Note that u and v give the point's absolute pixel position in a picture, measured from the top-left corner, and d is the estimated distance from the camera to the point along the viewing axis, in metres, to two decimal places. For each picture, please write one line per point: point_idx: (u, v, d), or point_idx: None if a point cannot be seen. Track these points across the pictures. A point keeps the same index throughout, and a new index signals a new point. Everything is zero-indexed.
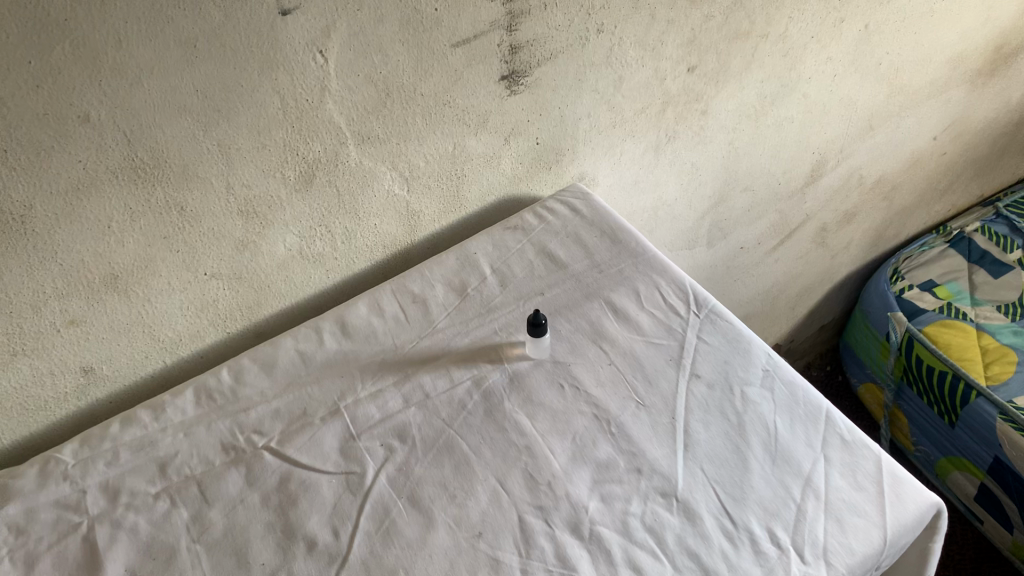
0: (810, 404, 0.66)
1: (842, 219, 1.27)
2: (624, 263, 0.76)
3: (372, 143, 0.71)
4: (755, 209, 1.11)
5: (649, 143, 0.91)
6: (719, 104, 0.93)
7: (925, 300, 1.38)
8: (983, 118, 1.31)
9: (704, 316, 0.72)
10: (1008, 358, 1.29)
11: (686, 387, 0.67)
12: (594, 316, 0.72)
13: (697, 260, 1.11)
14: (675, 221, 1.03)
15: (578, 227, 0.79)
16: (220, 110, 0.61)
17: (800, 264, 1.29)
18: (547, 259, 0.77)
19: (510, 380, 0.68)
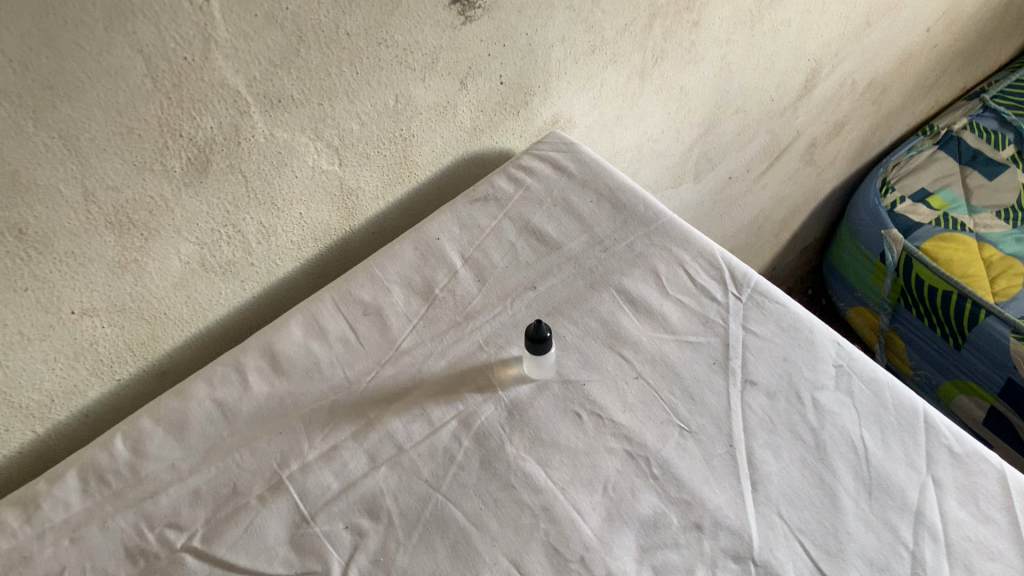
0: (902, 409, 0.51)
1: (831, 131, 1.12)
2: (633, 237, 0.59)
3: (284, 108, 0.51)
4: (745, 132, 0.94)
5: (634, 68, 0.73)
6: (712, 12, 0.75)
7: (919, 212, 1.25)
8: (976, 2, 1.16)
9: (747, 299, 0.55)
10: (1015, 270, 1.17)
11: (741, 400, 0.51)
12: (606, 311, 0.55)
13: (683, 198, 0.95)
14: (661, 157, 0.86)
15: (567, 190, 0.63)
16: (55, 86, 0.41)
17: (787, 187, 1.14)
18: (532, 238, 0.60)
19: (509, 414, 0.51)
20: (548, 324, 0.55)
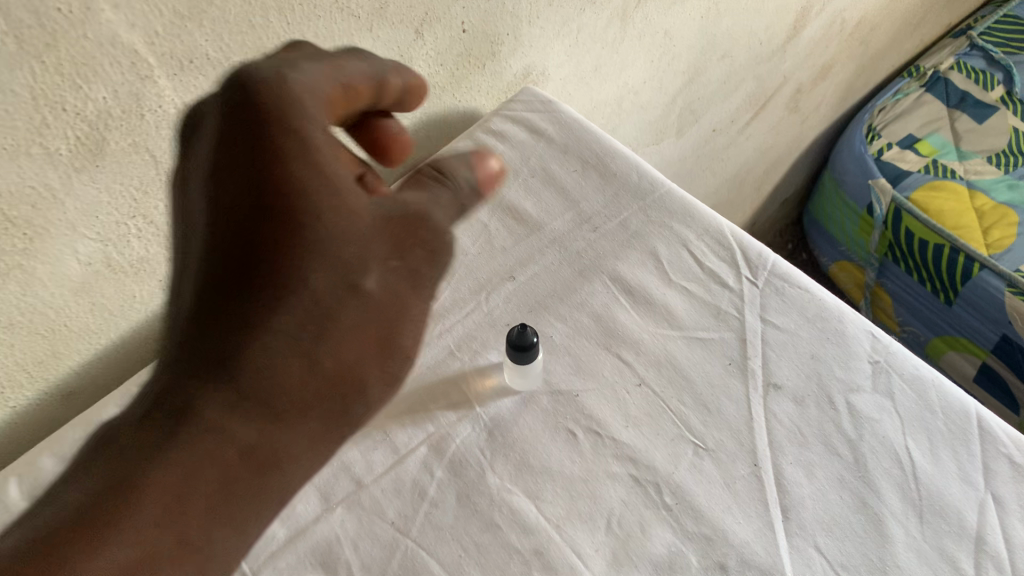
0: (950, 411, 0.43)
1: (818, 75, 1.03)
2: (627, 213, 0.51)
3: (197, 70, 0.41)
4: (731, 80, 0.86)
5: (616, 10, 0.63)
6: None
7: (908, 160, 1.18)
8: None
9: (763, 285, 0.47)
10: (1009, 219, 1.10)
11: (764, 408, 0.43)
12: (599, 304, 0.47)
13: (665, 155, 0.86)
14: (643, 111, 0.77)
15: (546, 158, 0.54)
16: None
17: (770, 137, 1.06)
18: (508, 217, 0.52)
19: (489, 435, 0.43)
20: (531, 323, 0.47)
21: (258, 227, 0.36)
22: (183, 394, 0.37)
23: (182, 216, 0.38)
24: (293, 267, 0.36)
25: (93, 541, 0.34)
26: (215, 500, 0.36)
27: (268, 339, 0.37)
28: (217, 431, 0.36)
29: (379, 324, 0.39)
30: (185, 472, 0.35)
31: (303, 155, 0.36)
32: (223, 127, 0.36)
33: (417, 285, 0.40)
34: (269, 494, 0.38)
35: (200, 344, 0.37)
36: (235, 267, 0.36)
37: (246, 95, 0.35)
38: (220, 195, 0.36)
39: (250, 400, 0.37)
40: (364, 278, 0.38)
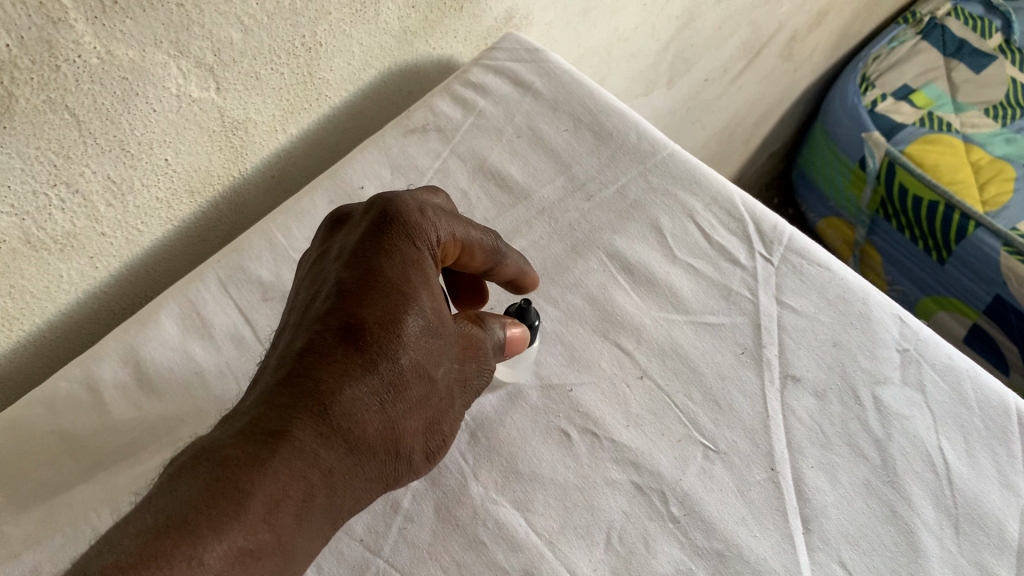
0: (988, 406, 0.38)
1: (814, 20, 0.97)
2: (624, 179, 0.45)
3: (122, 12, 0.34)
4: (728, 26, 0.79)
5: None
6: None
7: (903, 112, 1.13)
8: None
9: (779, 262, 0.42)
10: (1006, 174, 1.05)
11: (781, 403, 0.38)
12: (594, 285, 0.42)
13: (654, 107, 0.81)
14: (634, 59, 0.71)
15: (532, 115, 0.48)
16: None
17: (762, 86, 1.00)
18: (492, 184, 0.46)
19: (471, 437, 0.38)
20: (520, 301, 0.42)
21: (373, 299, 0.32)
22: (273, 421, 0.30)
23: (299, 292, 0.36)
24: (396, 338, 0.32)
25: (199, 541, 0.27)
26: (300, 514, 0.29)
27: (360, 396, 0.31)
28: (310, 455, 0.30)
29: (434, 413, 0.34)
30: (282, 486, 0.29)
31: (420, 261, 0.34)
32: (368, 224, 0.35)
33: (465, 384, 0.36)
34: (335, 516, 0.31)
35: (287, 388, 0.31)
36: (342, 326, 0.32)
37: (395, 208, 0.36)
38: (342, 273, 0.34)
39: (333, 441, 0.30)
40: (438, 367, 0.33)
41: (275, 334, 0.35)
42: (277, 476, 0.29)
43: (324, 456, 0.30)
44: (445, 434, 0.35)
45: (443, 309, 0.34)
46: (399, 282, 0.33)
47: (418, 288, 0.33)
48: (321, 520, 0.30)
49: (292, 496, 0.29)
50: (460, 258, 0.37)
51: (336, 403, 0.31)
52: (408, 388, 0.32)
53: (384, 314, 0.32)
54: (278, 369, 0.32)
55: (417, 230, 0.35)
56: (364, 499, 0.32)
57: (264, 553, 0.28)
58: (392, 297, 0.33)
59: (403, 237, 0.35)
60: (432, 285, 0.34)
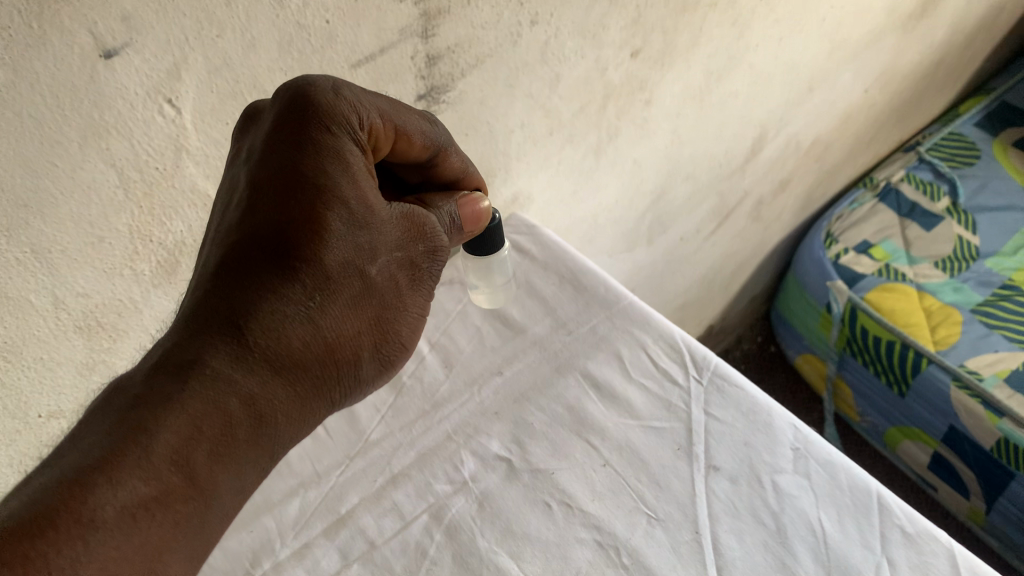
0: (856, 490, 0.52)
1: (777, 188, 1.16)
2: (595, 320, 0.62)
3: None
4: (695, 197, 0.98)
5: (590, 146, 0.74)
6: (664, 88, 0.77)
7: (863, 263, 1.30)
8: (909, 60, 1.23)
9: (707, 383, 0.57)
10: (953, 319, 1.21)
11: (705, 486, 0.52)
12: (572, 397, 0.57)
13: (636, 261, 0.98)
14: (616, 225, 0.88)
15: (530, 273, 0.66)
16: (29, 204, 0.41)
17: (736, 242, 1.18)
18: (499, 323, 0.63)
19: (479, 506, 0.52)
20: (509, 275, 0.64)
21: (290, 203, 0.40)
22: (192, 351, 0.39)
23: (228, 189, 0.44)
24: (316, 245, 0.40)
25: (95, 492, 0.35)
26: (217, 448, 0.39)
27: (282, 305, 0.40)
28: (227, 381, 0.39)
29: (370, 306, 0.44)
30: (193, 423, 0.38)
31: (337, 151, 0.42)
32: (278, 115, 0.42)
33: (407, 263, 0.45)
34: (263, 441, 0.41)
35: (212, 305, 0.40)
36: (261, 237, 0.40)
37: (306, 96, 0.42)
38: (258, 172, 0.41)
39: (252, 357, 0.40)
40: (367, 265, 0.43)
41: (210, 232, 0.43)
42: (184, 415, 0.38)
43: (246, 376, 0.40)
44: (385, 323, 0.45)
45: (369, 199, 0.43)
46: (313, 183, 0.41)
47: (334, 182, 0.41)
48: (243, 447, 0.40)
49: (203, 432, 0.38)
50: (391, 136, 0.46)
51: (259, 319, 0.40)
52: (335, 289, 0.42)
53: (300, 220, 0.40)
54: (208, 277, 0.41)
55: (331, 120, 0.42)
56: (306, 395, 0.43)
57: (174, 495, 0.37)
58: (308, 200, 0.40)
59: (318, 129, 0.41)
60: (351, 175, 0.42)
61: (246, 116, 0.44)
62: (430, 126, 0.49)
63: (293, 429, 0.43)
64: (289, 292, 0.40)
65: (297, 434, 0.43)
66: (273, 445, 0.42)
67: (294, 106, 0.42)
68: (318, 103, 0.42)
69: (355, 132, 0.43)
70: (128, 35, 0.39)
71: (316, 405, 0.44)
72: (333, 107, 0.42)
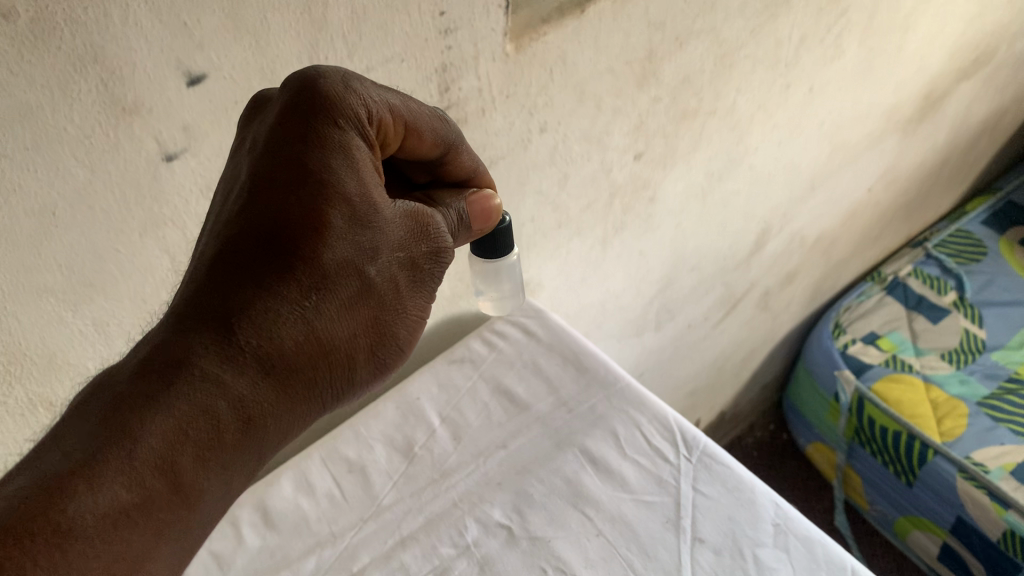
0: (832, 564, 0.56)
1: (784, 279, 1.21)
2: (595, 399, 0.67)
3: None
4: (701, 286, 1.03)
5: (597, 238, 0.81)
6: (667, 187, 0.83)
7: (870, 354, 1.34)
8: (912, 161, 1.29)
9: (696, 461, 0.62)
10: (959, 410, 1.23)
11: (690, 556, 0.56)
12: (570, 471, 0.62)
13: (645, 345, 1.03)
14: (624, 311, 0.94)
15: (536, 353, 0.71)
16: (93, 282, 0.48)
17: (744, 330, 1.23)
18: (505, 400, 0.68)
19: (480, 569, 0.56)
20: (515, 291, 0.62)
21: (289, 199, 0.38)
22: (179, 349, 0.37)
23: (229, 179, 0.41)
24: (314, 243, 0.38)
25: (76, 496, 0.34)
26: (202, 454, 0.37)
27: (274, 305, 0.38)
28: (215, 383, 0.37)
29: (369, 309, 0.41)
30: (177, 429, 0.36)
31: (343, 148, 0.39)
32: (285, 107, 0.39)
33: (411, 265, 0.42)
34: (250, 446, 0.39)
35: (203, 301, 0.38)
36: (257, 232, 0.38)
37: (315, 87, 0.39)
38: (260, 165, 0.39)
39: (241, 361, 0.37)
40: (366, 266, 0.40)
41: (208, 222, 0.41)
42: (170, 418, 0.36)
43: (236, 378, 0.37)
44: (386, 326, 0.42)
45: (374, 197, 0.40)
46: (315, 180, 0.38)
47: (338, 180, 0.39)
48: (228, 452, 0.38)
49: (188, 439, 0.37)
50: (402, 132, 0.43)
51: (249, 320, 0.37)
52: (330, 290, 0.39)
53: (299, 215, 0.38)
54: (201, 270, 0.38)
55: (337, 111, 0.39)
56: (297, 400, 0.40)
57: (156, 503, 0.36)
58: (310, 197, 0.38)
59: (325, 124, 0.39)
60: (356, 172, 0.39)
61: (254, 104, 0.42)
62: (443, 122, 0.45)
63: (283, 431, 0.41)
64: (284, 292, 0.38)
65: (286, 437, 0.41)
66: (260, 447, 0.40)
67: (300, 96, 0.39)
68: (326, 96, 0.39)
69: (363, 126, 0.40)
70: (187, 141, 0.46)
71: (305, 410, 0.41)
72: (340, 100, 0.39)
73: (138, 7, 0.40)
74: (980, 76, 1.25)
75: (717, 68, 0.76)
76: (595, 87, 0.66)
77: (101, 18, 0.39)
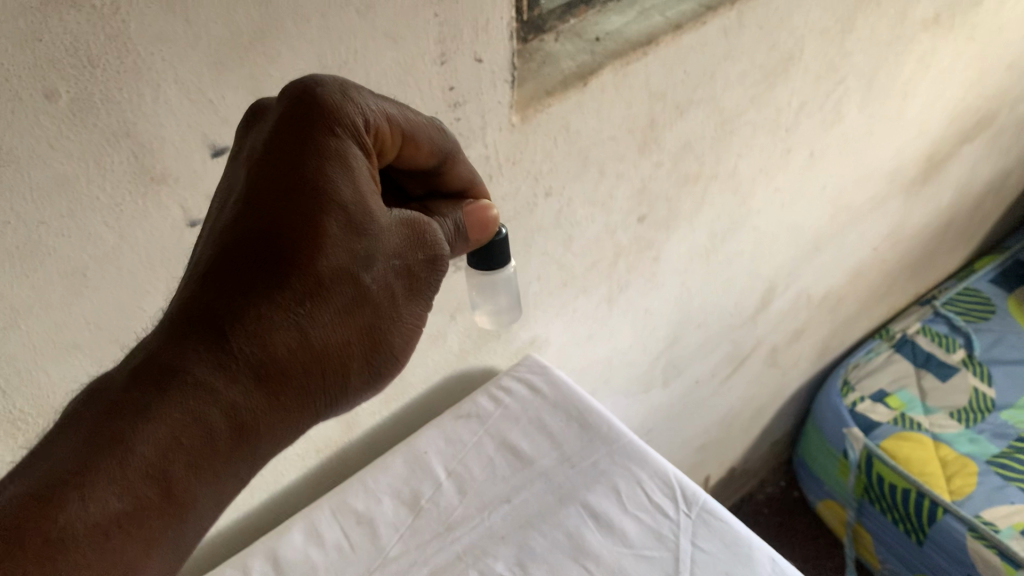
0: None
1: (791, 337, 1.23)
2: (598, 455, 0.69)
3: None
4: (708, 343, 1.05)
5: (602, 296, 0.83)
6: (671, 248, 0.86)
7: (879, 411, 1.35)
8: (917, 221, 1.31)
9: (695, 517, 0.63)
10: (969, 469, 1.23)
11: None
12: (572, 525, 0.64)
13: (652, 401, 1.05)
14: (630, 368, 0.96)
15: (540, 409, 0.73)
16: (118, 339, 0.51)
17: (752, 387, 1.24)
18: (510, 454, 0.70)
19: None
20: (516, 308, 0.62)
21: (285, 204, 0.37)
22: (172, 357, 0.36)
23: (228, 183, 0.41)
24: (310, 250, 0.37)
25: (65, 505, 0.34)
26: (195, 464, 0.36)
27: (268, 312, 0.37)
28: (208, 391, 0.36)
29: (365, 317, 0.40)
30: (168, 438, 0.35)
31: (339, 155, 0.38)
32: (282, 113, 0.39)
33: (408, 274, 0.42)
34: (244, 454, 0.38)
35: (197, 308, 0.37)
36: (253, 238, 0.37)
37: (313, 94, 0.38)
38: (257, 172, 0.38)
39: (235, 368, 0.37)
40: (362, 273, 0.39)
41: (206, 227, 0.40)
42: (162, 426, 0.35)
43: (229, 386, 0.37)
44: (383, 335, 0.41)
45: (369, 205, 0.39)
46: (311, 187, 0.37)
47: (334, 187, 0.38)
48: (220, 461, 0.37)
49: (182, 447, 0.36)
50: (399, 141, 0.42)
51: (244, 327, 0.37)
52: (325, 296, 0.38)
53: (296, 221, 0.37)
54: (195, 276, 0.38)
55: (334, 118, 0.38)
56: (292, 409, 0.39)
57: (149, 512, 0.35)
58: (306, 204, 0.37)
59: (322, 131, 0.38)
60: (353, 179, 0.38)
61: (253, 109, 0.41)
62: (440, 132, 0.44)
63: (276, 441, 0.40)
64: (279, 299, 0.37)
65: (279, 446, 0.40)
66: (254, 455, 0.39)
67: (298, 102, 0.38)
68: (323, 103, 0.39)
69: (359, 134, 0.39)
70: None
71: (299, 418, 0.40)
72: (338, 108, 0.39)
73: (169, 88, 0.43)
74: (982, 138, 1.28)
75: (718, 135, 0.79)
76: (598, 154, 0.69)
77: (134, 99, 0.42)
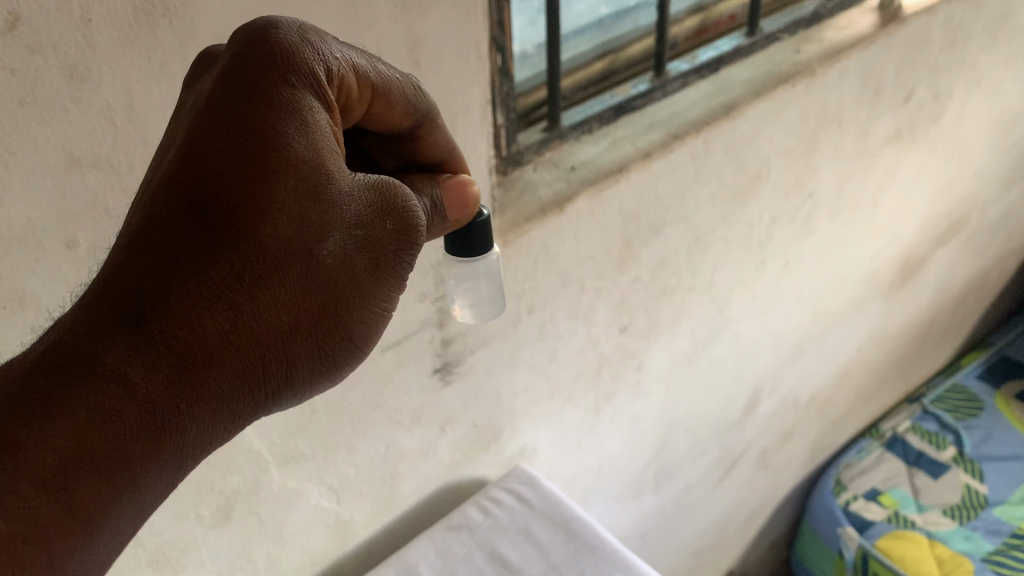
0: None
1: (780, 438, 1.25)
2: (583, 564, 0.71)
3: (295, 462, 0.62)
4: (697, 447, 1.08)
5: (589, 405, 0.86)
6: (654, 355, 0.89)
7: (872, 510, 1.36)
8: (898, 322, 1.36)
9: None
10: (964, 566, 1.23)
11: None
12: None
13: (645, 507, 1.07)
14: (620, 473, 0.98)
15: (528, 519, 0.76)
16: None
17: (744, 489, 1.26)
18: (499, 566, 0.72)
19: None
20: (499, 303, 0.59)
21: (225, 162, 0.33)
22: (83, 338, 0.31)
23: (165, 141, 0.36)
24: (250, 216, 0.33)
25: None
26: (105, 468, 0.31)
27: (200, 285, 0.32)
28: (124, 380, 0.31)
29: (317, 298, 0.35)
30: (72, 439, 0.30)
31: (293, 107, 0.34)
32: (230, 60, 0.35)
33: (371, 252, 0.37)
34: (168, 455, 0.33)
35: (113, 282, 0.32)
36: (188, 200, 0.32)
37: (268, 40, 0.35)
38: (196, 125, 0.34)
39: (159, 353, 0.32)
40: (314, 245, 0.35)
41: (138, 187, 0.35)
42: (65, 424, 0.30)
43: (149, 373, 0.32)
44: (338, 319, 0.37)
45: (327, 164, 0.35)
46: (256, 144, 0.33)
47: (285, 142, 0.34)
48: (138, 464, 0.32)
49: (89, 450, 0.31)
50: (367, 97, 0.39)
51: (170, 303, 0.32)
52: (268, 268, 0.33)
53: (237, 180, 0.33)
54: (115, 244, 0.32)
55: (288, 70, 0.35)
56: (226, 402, 0.34)
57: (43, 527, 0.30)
58: (250, 161, 0.33)
59: (274, 80, 0.34)
60: (308, 135, 0.34)
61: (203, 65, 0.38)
62: (416, 91, 0.42)
63: (209, 439, 0.35)
64: (212, 270, 0.32)
65: (210, 445, 0.35)
66: (181, 455, 0.34)
67: (250, 51, 0.34)
68: (279, 49, 0.35)
69: (319, 86, 0.36)
70: None
71: (236, 412, 0.35)
72: (293, 59, 0.35)
73: None
74: (955, 241, 1.33)
75: (693, 249, 0.84)
76: (577, 272, 0.73)
77: None
